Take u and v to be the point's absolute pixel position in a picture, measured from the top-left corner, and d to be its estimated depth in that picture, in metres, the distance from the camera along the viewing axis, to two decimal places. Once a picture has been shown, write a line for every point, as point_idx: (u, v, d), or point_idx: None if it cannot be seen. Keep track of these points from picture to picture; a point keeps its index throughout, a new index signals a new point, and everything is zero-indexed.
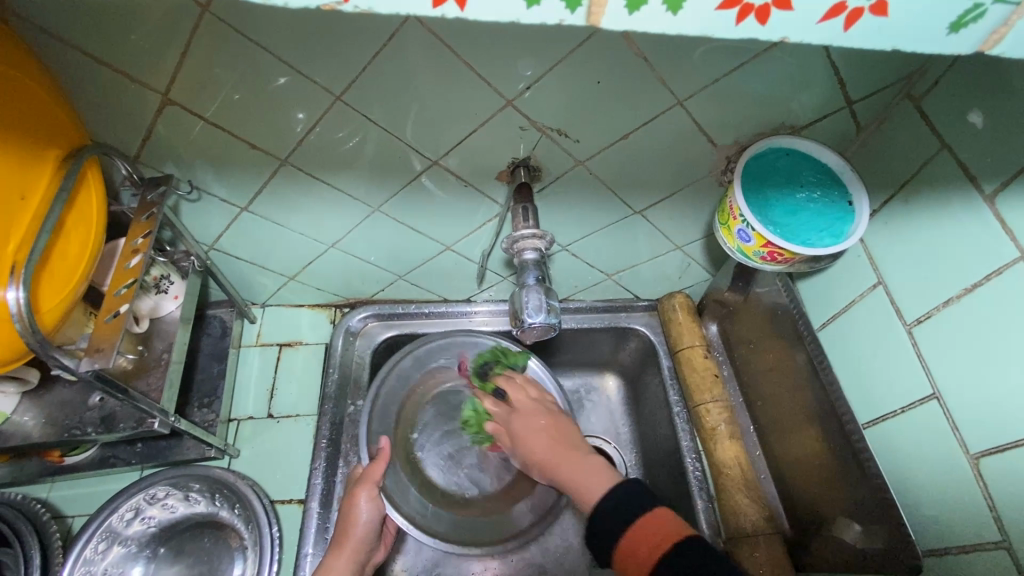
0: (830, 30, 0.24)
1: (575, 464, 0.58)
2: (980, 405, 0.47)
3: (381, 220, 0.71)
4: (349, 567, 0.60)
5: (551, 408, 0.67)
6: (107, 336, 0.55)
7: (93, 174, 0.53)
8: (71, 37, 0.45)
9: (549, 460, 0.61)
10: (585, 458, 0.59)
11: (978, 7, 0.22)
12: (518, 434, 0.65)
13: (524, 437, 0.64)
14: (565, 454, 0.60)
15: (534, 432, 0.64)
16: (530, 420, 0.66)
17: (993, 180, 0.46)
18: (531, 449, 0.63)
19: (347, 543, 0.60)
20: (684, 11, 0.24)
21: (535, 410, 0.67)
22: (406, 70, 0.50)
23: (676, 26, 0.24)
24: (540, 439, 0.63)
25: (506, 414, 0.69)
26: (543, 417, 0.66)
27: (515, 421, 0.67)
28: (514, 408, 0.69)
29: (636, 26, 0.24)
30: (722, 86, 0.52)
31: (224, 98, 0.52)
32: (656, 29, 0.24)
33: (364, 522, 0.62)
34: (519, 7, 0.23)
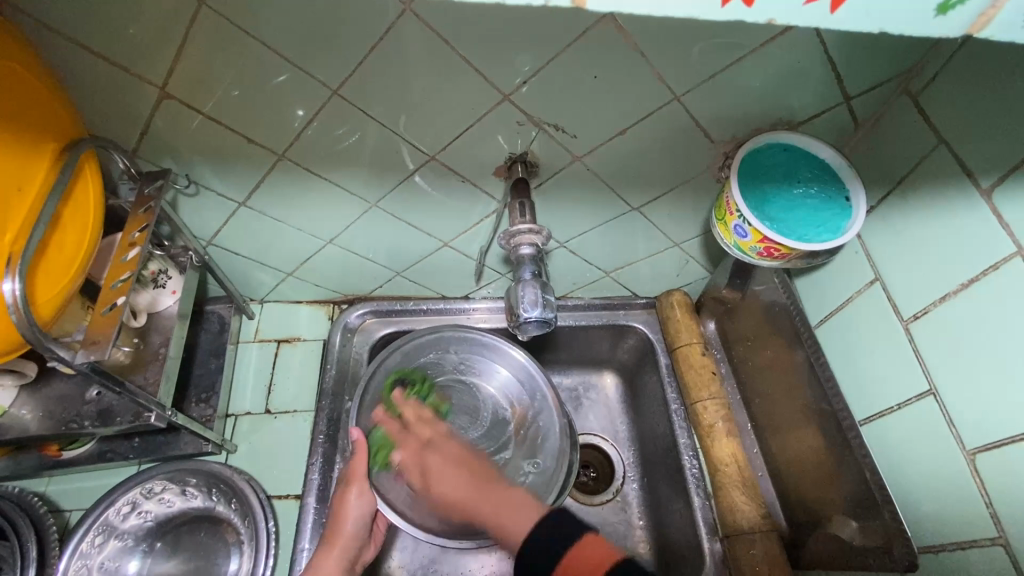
0: (817, 13, 0.24)
1: (493, 496, 0.62)
2: (977, 401, 0.47)
3: (379, 216, 0.71)
4: (338, 566, 0.61)
5: (463, 443, 0.69)
6: (104, 329, 0.55)
7: (91, 167, 0.53)
8: (69, 30, 0.45)
9: (469, 500, 0.63)
10: (506, 490, 0.62)
11: None
12: (436, 472, 0.65)
13: (439, 480, 0.65)
14: (483, 487, 0.63)
15: (451, 475, 0.64)
16: (442, 458, 0.66)
17: (991, 176, 0.46)
18: (450, 492, 0.64)
19: (337, 543, 0.62)
20: None
21: (460, 450, 0.67)
22: (402, 64, 0.50)
23: (663, 9, 0.24)
24: (454, 478, 0.64)
25: (417, 453, 0.68)
26: (441, 456, 0.66)
27: (430, 459, 0.66)
28: (426, 442, 0.68)
29: (622, 7, 0.24)
30: (720, 81, 0.52)
31: (221, 92, 0.52)
32: (641, 11, 0.24)
33: (354, 522, 0.63)
34: None
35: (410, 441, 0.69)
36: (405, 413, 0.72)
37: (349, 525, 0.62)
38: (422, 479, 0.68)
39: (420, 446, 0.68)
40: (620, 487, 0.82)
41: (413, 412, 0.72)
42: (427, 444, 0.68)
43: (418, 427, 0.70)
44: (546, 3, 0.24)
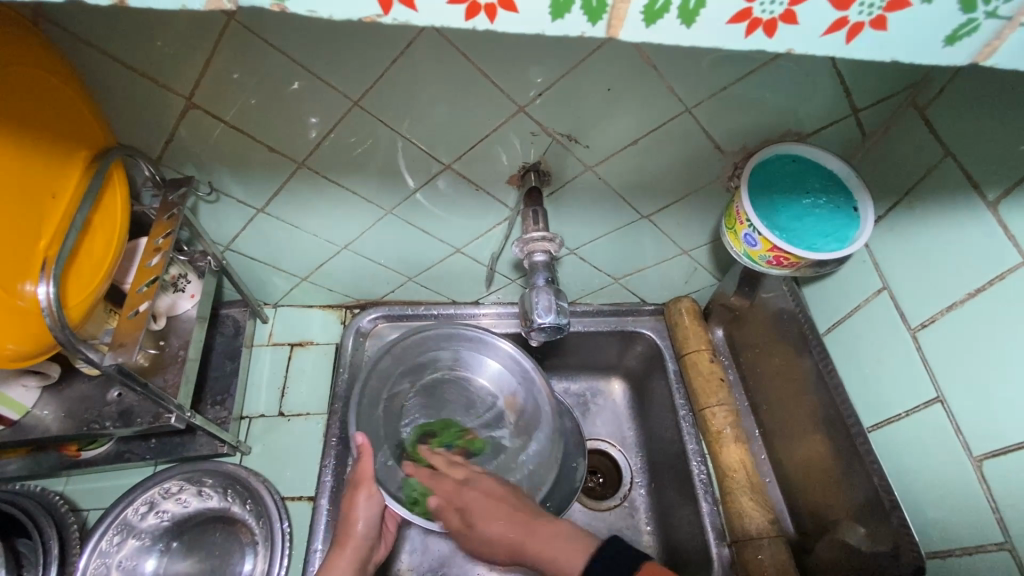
0: (832, 43, 0.25)
1: (542, 533, 0.57)
2: (984, 408, 0.48)
3: (393, 222, 0.72)
4: (351, 566, 0.62)
5: (503, 480, 0.66)
6: (130, 332, 0.56)
7: (119, 175, 0.55)
8: (102, 43, 0.47)
9: (510, 537, 0.58)
10: (548, 527, 0.57)
11: (972, 22, 0.24)
12: (476, 509, 0.61)
13: (481, 522, 0.60)
14: (525, 516, 0.59)
15: (494, 508, 0.61)
16: (483, 491, 0.63)
17: (996, 188, 0.47)
18: (496, 534, 0.59)
19: (349, 544, 0.62)
20: (698, 24, 0.25)
21: (496, 486, 0.64)
22: (421, 76, 0.52)
23: (690, 39, 0.25)
24: (495, 515, 0.60)
25: (454, 493, 0.65)
26: (480, 491, 0.63)
27: (469, 495, 0.63)
28: (462, 481, 0.66)
29: (652, 38, 0.26)
30: (730, 94, 0.54)
31: (245, 102, 0.54)
32: (671, 41, 0.26)
33: (363, 524, 0.63)
34: (544, 19, 0.25)
35: (444, 487, 0.67)
36: (433, 462, 0.72)
37: (359, 527, 0.63)
38: (460, 524, 0.64)
39: (456, 486, 0.66)
40: (628, 492, 0.83)
41: (443, 459, 0.72)
42: (463, 484, 0.66)
43: (453, 470, 0.69)
44: (582, 34, 0.25)
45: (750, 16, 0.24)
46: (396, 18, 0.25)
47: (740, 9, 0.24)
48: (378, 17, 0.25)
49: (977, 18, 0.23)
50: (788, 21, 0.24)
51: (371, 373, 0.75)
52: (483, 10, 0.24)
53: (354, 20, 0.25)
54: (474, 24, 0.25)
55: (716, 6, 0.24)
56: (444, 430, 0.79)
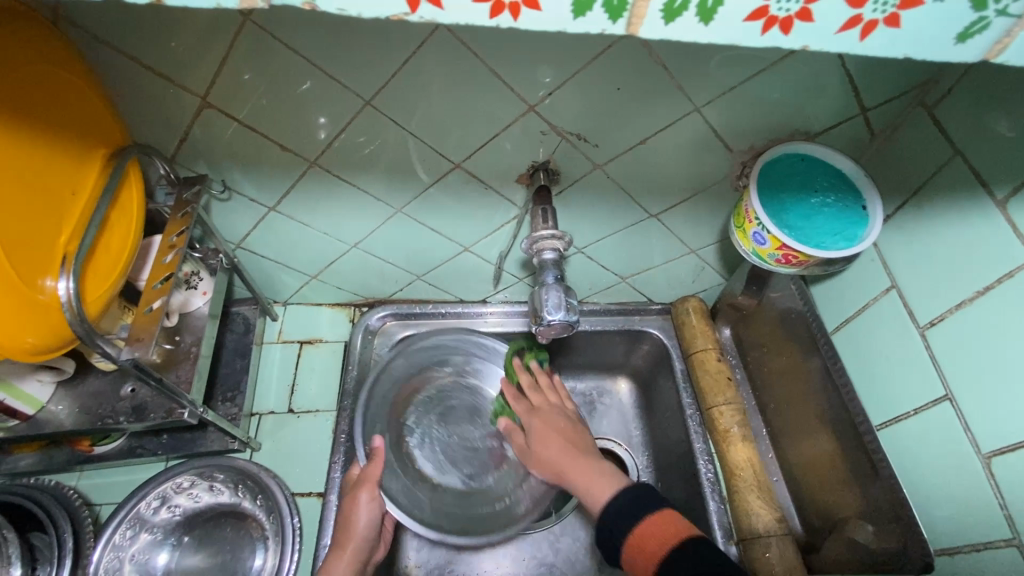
0: (847, 40, 0.26)
1: (580, 468, 0.62)
2: (993, 405, 0.48)
3: (403, 221, 0.73)
4: (350, 567, 0.62)
5: (570, 415, 0.73)
6: (146, 327, 0.57)
7: (135, 173, 0.56)
8: (120, 43, 0.48)
9: (561, 454, 0.65)
10: (595, 463, 0.62)
11: (983, 19, 0.24)
12: (539, 433, 0.69)
13: (542, 449, 0.68)
14: (583, 449, 0.66)
15: (553, 437, 0.68)
16: (551, 424, 0.70)
17: (1005, 186, 0.47)
18: (549, 454, 0.66)
19: (351, 544, 0.63)
20: (715, 23, 0.25)
21: (563, 420, 0.71)
22: (433, 76, 0.52)
23: (707, 36, 0.26)
24: (552, 442, 0.67)
25: (527, 415, 0.73)
26: (543, 421, 0.71)
27: (535, 422, 0.71)
28: (532, 410, 0.74)
29: (671, 36, 0.26)
30: (739, 93, 0.54)
31: (259, 101, 0.55)
32: (688, 38, 0.26)
33: (366, 526, 0.64)
34: (564, 17, 0.25)
35: (529, 403, 0.75)
36: (523, 379, 0.78)
37: (360, 528, 0.63)
38: (524, 446, 0.72)
39: (530, 408, 0.74)
40: None
41: (529, 380, 0.78)
42: (536, 410, 0.73)
43: (535, 395, 0.76)
44: (601, 32, 0.26)
45: (766, 14, 0.25)
46: (421, 15, 0.25)
47: (756, 8, 0.24)
48: (402, 16, 0.25)
49: (989, 16, 0.24)
50: (804, 19, 0.25)
51: (370, 393, 0.74)
52: (506, 9, 0.25)
53: (379, 18, 0.25)
54: (496, 21, 0.26)
55: (735, 4, 0.24)
56: (508, 388, 0.80)
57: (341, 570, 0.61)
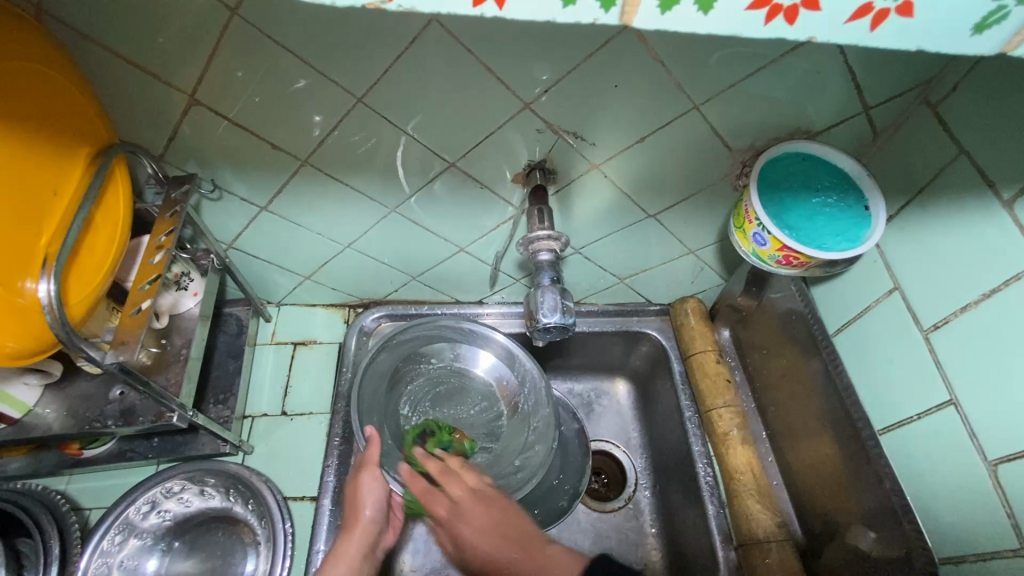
0: (856, 30, 0.24)
1: (530, 564, 0.57)
2: (999, 410, 0.47)
3: (397, 221, 0.72)
4: (361, 549, 0.61)
5: (501, 496, 0.63)
6: (132, 329, 0.56)
7: (121, 172, 0.54)
8: (104, 38, 0.47)
9: (508, 560, 0.58)
10: (545, 547, 0.57)
11: (1002, 9, 0.23)
12: (466, 535, 0.60)
13: (473, 539, 0.59)
14: (518, 543, 0.58)
15: (483, 533, 0.59)
16: (471, 515, 0.60)
17: (1012, 186, 0.46)
18: (484, 551, 0.59)
19: (357, 527, 0.61)
20: (715, 11, 0.24)
21: (485, 513, 0.60)
22: (425, 73, 0.51)
23: (707, 26, 0.25)
24: (492, 540, 0.59)
25: (448, 518, 0.61)
26: (482, 509, 0.60)
27: (461, 525, 0.60)
28: (453, 503, 0.62)
29: (669, 25, 0.25)
30: (739, 91, 0.53)
31: (248, 99, 0.53)
32: (688, 28, 0.25)
33: (371, 507, 0.62)
34: (555, 6, 0.24)
35: (438, 502, 0.63)
36: (428, 468, 0.66)
37: (366, 510, 0.62)
38: (451, 544, 0.63)
39: (451, 506, 0.62)
40: (632, 494, 0.82)
41: (436, 465, 0.66)
42: (456, 506, 0.61)
43: (444, 480, 0.64)
44: (595, 21, 0.25)
45: (771, 2, 0.24)
46: (401, 4, 0.24)
47: None
48: (385, 4, 0.24)
49: (1008, 5, 0.23)
50: (810, 7, 0.23)
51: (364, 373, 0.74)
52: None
53: (358, 7, 0.24)
54: (482, 11, 0.24)
55: None
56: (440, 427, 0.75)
57: (353, 553, 0.60)
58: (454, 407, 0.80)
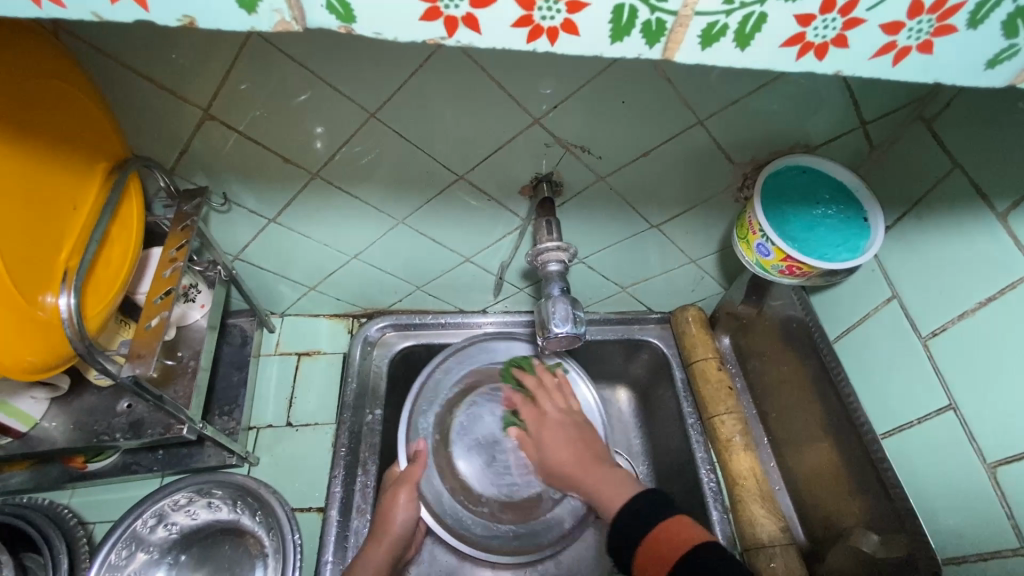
0: (880, 65, 0.26)
1: (596, 472, 0.66)
2: (996, 414, 0.49)
3: (404, 232, 0.73)
4: (387, 558, 0.64)
5: (579, 419, 0.74)
6: (148, 343, 0.56)
7: (135, 187, 0.55)
8: (122, 55, 0.47)
9: (572, 469, 0.69)
10: (606, 469, 0.65)
11: (1013, 46, 0.25)
12: (547, 443, 0.72)
13: (555, 454, 0.71)
14: (593, 454, 0.69)
15: (568, 445, 0.71)
16: (550, 427, 0.73)
17: (1005, 199, 0.48)
18: (564, 460, 0.70)
19: (387, 537, 0.65)
20: (752, 48, 0.26)
21: (562, 419, 0.74)
22: (440, 89, 0.52)
23: (743, 60, 0.26)
24: (566, 452, 0.70)
25: (538, 424, 0.75)
26: (554, 429, 0.73)
27: (546, 433, 0.73)
28: (544, 418, 0.75)
29: (708, 60, 0.26)
30: (741, 107, 0.55)
31: (262, 113, 0.54)
32: (725, 62, 0.26)
33: (401, 522, 0.67)
34: (603, 42, 0.26)
35: (530, 412, 0.77)
36: (533, 389, 0.78)
37: (396, 523, 0.66)
38: (536, 452, 0.75)
39: (538, 415, 0.75)
40: None
41: (533, 385, 0.79)
42: (544, 416, 0.75)
43: (540, 397, 0.77)
44: (638, 56, 0.26)
45: (802, 40, 0.25)
46: (459, 40, 0.26)
47: (794, 34, 0.25)
48: (443, 40, 0.26)
49: (1019, 43, 0.24)
50: (839, 45, 0.25)
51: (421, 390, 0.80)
52: (545, 33, 0.25)
53: (419, 41, 0.26)
54: (534, 46, 0.26)
55: (773, 28, 0.25)
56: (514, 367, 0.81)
57: (378, 560, 0.64)
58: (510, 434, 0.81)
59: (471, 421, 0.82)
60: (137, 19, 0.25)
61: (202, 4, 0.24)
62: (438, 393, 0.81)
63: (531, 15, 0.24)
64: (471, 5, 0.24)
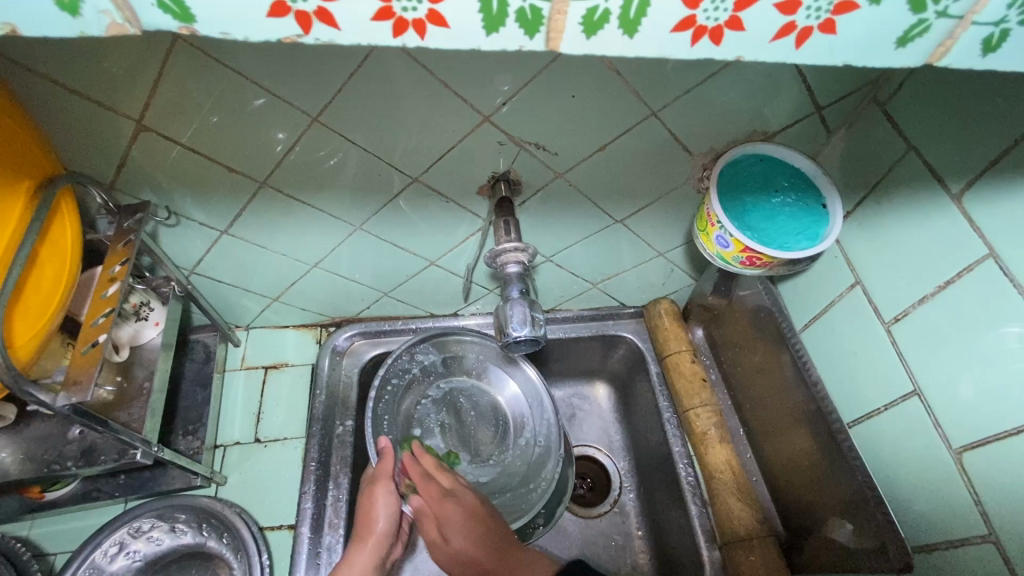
0: (783, 48, 0.25)
1: (510, 561, 0.65)
2: (957, 399, 0.48)
3: (364, 238, 0.71)
4: (371, 561, 0.62)
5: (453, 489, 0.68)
6: (86, 368, 0.54)
7: (68, 204, 0.53)
8: (42, 68, 0.45)
9: (489, 560, 0.64)
10: (523, 552, 0.66)
11: (924, 22, 0.24)
12: (449, 525, 0.65)
13: (457, 539, 0.65)
14: (490, 521, 0.66)
15: (463, 525, 0.65)
16: (450, 514, 0.66)
17: (960, 180, 0.47)
18: (469, 553, 0.64)
19: (369, 540, 0.63)
20: (639, 36, 0.25)
21: (477, 505, 0.67)
22: (380, 90, 0.50)
23: (635, 49, 0.25)
24: (460, 534, 0.65)
25: (436, 502, 0.67)
26: (457, 509, 0.66)
27: (452, 508, 0.66)
28: (448, 493, 0.68)
29: (596, 50, 0.25)
30: (694, 96, 0.53)
31: (198, 122, 0.52)
32: (614, 51, 0.25)
33: (383, 521, 0.65)
34: (481, 35, 0.24)
35: (429, 492, 0.68)
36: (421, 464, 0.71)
37: (379, 522, 0.64)
38: (434, 534, 0.67)
39: (439, 496, 0.67)
40: (617, 498, 0.82)
41: (431, 465, 0.71)
42: (447, 498, 0.67)
43: (433, 483, 0.69)
44: (520, 47, 0.25)
45: (695, 24, 0.24)
46: (319, 38, 0.24)
47: (683, 18, 0.24)
48: (302, 37, 0.24)
49: (929, 18, 0.24)
50: (735, 28, 0.24)
51: (387, 368, 0.76)
52: (412, 26, 0.24)
53: (275, 40, 0.24)
54: (405, 42, 0.25)
55: (661, 15, 0.24)
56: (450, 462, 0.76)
57: (363, 563, 0.62)
58: (465, 424, 0.80)
59: (423, 419, 0.78)
60: None
61: (35, 13, 0.22)
62: (407, 376, 0.78)
63: (392, 7, 0.23)
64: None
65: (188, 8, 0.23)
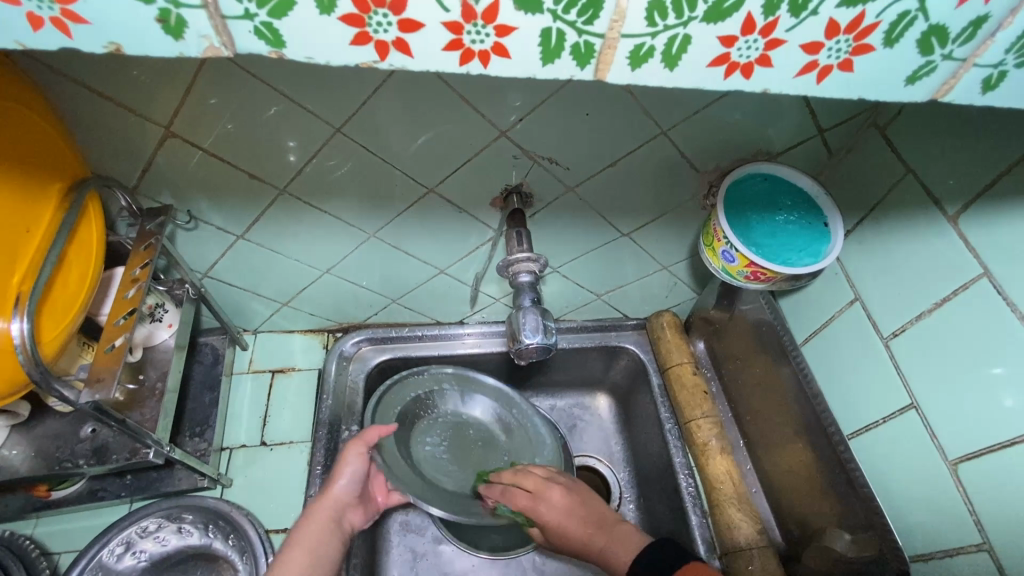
0: (804, 84, 0.27)
1: (613, 534, 0.60)
2: (952, 413, 0.50)
3: (377, 245, 0.72)
4: (325, 516, 0.62)
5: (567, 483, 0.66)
6: (107, 366, 0.55)
7: (94, 207, 0.54)
8: (78, 74, 0.46)
9: (583, 539, 0.61)
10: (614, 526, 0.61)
11: (930, 63, 0.26)
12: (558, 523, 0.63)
13: (564, 523, 0.62)
14: (585, 498, 0.64)
15: (573, 516, 0.62)
16: (553, 500, 0.64)
17: (956, 202, 0.49)
18: (568, 533, 0.62)
19: (328, 497, 0.63)
20: (680, 68, 0.26)
21: (568, 499, 0.64)
22: (403, 103, 0.52)
23: (672, 80, 0.27)
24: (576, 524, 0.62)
25: (530, 505, 0.65)
26: (562, 494, 0.64)
27: (546, 509, 0.64)
28: (537, 492, 0.66)
29: (636, 82, 0.27)
30: (702, 117, 0.56)
31: (224, 128, 0.54)
32: (655, 83, 0.27)
33: (348, 480, 0.64)
34: (533, 65, 0.26)
35: (519, 498, 0.66)
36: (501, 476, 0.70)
37: (341, 481, 0.64)
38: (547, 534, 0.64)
39: (529, 497, 0.65)
40: (617, 508, 0.83)
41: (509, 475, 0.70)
42: (536, 496, 0.65)
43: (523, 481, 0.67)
44: (570, 77, 0.27)
45: (728, 60, 0.26)
46: (392, 63, 0.26)
47: (717, 56, 0.26)
48: (376, 62, 0.26)
49: (934, 60, 0.26)
50: (762, 65, 0.26)
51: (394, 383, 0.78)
52: (476, 56, 0.26)
53: (351, 65, 0.26)
54: (468, 68, 0.27)
55: (697, 49, 0.26)
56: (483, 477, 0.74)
57: (317, 519, 0.61)
58: (462, 445, 0.80)
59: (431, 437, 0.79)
60: (63, 47, 0.24)
61: (125, 31, 0.24)
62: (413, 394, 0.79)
63: (461, 38, 0.25)
64: (399, 29, 0.25)
65: (278, 33, 0.25)
